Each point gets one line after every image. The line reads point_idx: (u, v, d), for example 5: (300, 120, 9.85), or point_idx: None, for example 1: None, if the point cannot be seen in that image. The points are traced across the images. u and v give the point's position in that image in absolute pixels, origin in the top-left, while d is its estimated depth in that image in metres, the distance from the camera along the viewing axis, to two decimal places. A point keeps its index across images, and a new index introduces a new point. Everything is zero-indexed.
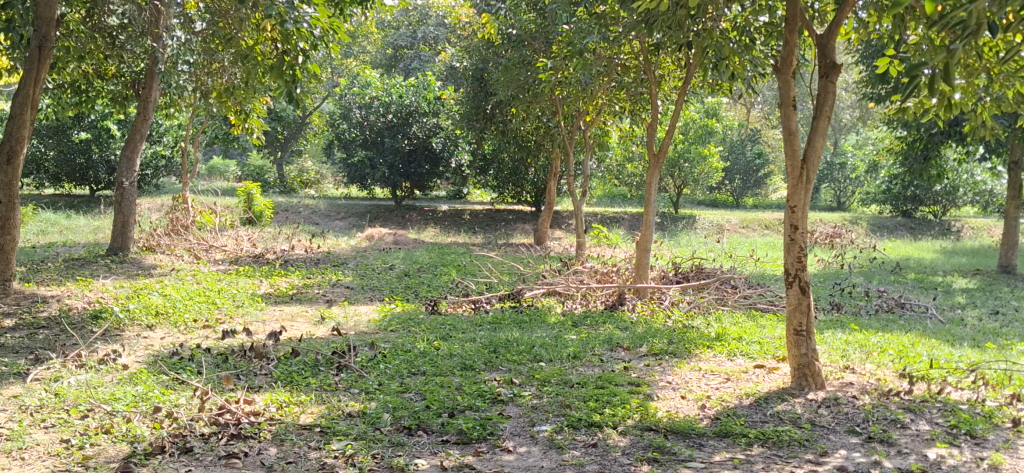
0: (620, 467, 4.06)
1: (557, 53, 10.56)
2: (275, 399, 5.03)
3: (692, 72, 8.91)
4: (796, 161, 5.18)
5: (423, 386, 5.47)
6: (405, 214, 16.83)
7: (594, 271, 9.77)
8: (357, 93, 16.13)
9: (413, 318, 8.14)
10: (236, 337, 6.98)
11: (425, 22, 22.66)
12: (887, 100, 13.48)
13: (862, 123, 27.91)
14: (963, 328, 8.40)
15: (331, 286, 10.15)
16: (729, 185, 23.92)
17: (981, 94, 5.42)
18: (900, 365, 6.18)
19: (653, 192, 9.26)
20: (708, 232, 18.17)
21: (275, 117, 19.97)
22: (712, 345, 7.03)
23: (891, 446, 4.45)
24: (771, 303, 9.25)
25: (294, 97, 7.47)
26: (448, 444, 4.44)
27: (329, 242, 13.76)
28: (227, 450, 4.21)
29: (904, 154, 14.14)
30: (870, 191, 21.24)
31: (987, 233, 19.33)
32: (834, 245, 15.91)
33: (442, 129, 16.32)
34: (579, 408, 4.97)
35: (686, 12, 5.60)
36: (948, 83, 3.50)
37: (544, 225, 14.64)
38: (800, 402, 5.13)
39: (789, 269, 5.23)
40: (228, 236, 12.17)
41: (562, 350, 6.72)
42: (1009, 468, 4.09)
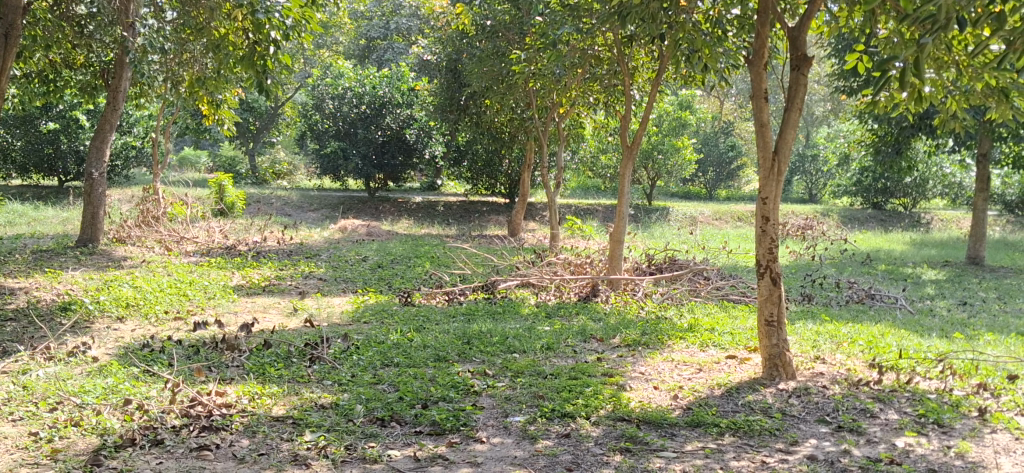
0: (592, 458, 4.08)
1: (530, 45, 10.54)
2: (247, 391, 5.01)
3: (666, 64, 8.94)
4: (768, 152, 5.21)
5: (396, 378, 5.48)
6: (378, 206, 16.80)
7: (568, 262, 9.82)
8: (329, 84, 16.02)
9: (387, 309, 8.17)
10: (208, 328, 6.95)
11: (399, 13, 22.63)
12: (859, 93, 13.66)
13: (835, 115, 28.11)
14: (932, 318, 8.53)
15: (304, 277, 10.13)
16: (703, 178, 24.08)
17: (951, 88, 5.50)
18: (869, 355, 6.27)
19: (626, 184, 9.25)
20: (681, 224, 18.28)
21: (247, 108, 19.84)
22: (685, 335, 7.08)
23: (860, 435, 4.52)
24: (743, 294, 9.34)
25: (266, 88, 7.42)
26: (421, 435, 4.45)
27: (302, 234, 13.72)
28: (198, 443, 4.20)
29: (875, 147, 14.29)
30: (842, 183, 21.45)
31: (956, 225, 19.57)
32: (804, 237, 16.06)
33: (416, 120, 16.31)
34: (552, 399, 4.99)
35: (660, 5, 5.63)
36: (918, 76, 3.52)
37: (518, 217, 14.65)
38: (771, 392, 5.19)
39: (761, 261, 5.27)
40: (200, 228, 12.11)
41: (535, 341, 6.74)
42: (975, 456, 4.17)
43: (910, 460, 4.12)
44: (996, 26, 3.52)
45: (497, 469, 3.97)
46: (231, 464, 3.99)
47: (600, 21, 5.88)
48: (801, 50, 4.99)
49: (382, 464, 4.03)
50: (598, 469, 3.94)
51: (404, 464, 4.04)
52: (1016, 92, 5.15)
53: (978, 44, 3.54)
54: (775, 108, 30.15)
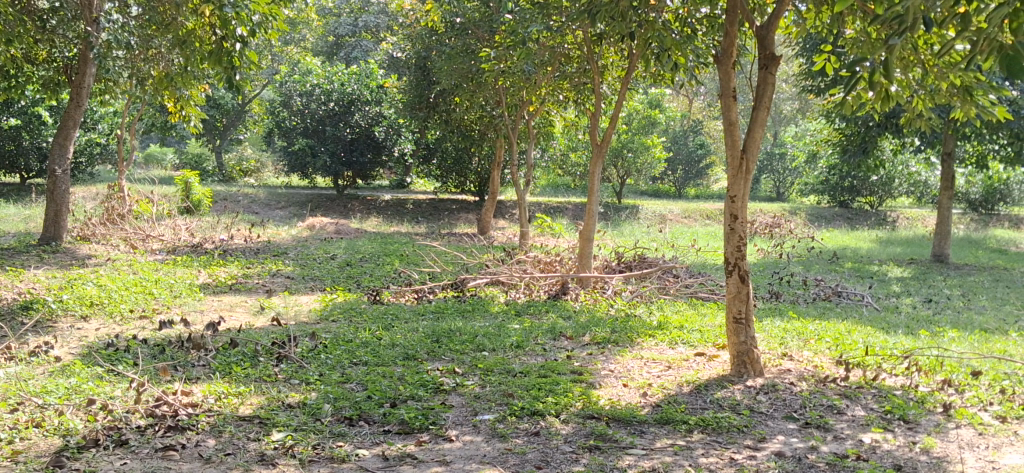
0: (562, 456, 4.04)
1: (499, 43, 10.49)
2: (213, 390, 4.92)
3: (636, 62, 8.93)
4: (736, 151, 5.20)
5: (365, 377, 5.41)
6: (347, 204, 16.68)
7: (538, 261, 9.80)
8: (297, 81, 15.87)
9: (356, 307, 8.09)
10: (174, 327, 6.84)
11: (368, 10, 22.49)
12: (827, 93, 13.75)
13: (802, 114, 28.31)
14: (898, 315, 8.59)
15: (272, 275, 10.02)
16: (672, 176, 24.16)
17: (917, 88, 5.52)
18: (836, 352, 6.29)
19: (596, 182, 9.21)
20: (651, 222, 18.31)
21: (214, 105, 19.62)
22: (654, 333, 7.06)
23: (827, 431, 4.52)
24: (712, 292, 9.37)
25: (234, 84, 7.28)
26: (390, 434, 4.40)
27: (270, 232, 13.59)
28: (163, 443, 4.11)
29: (842, 146, 14.41)
30: (809, 182, 21.60)
31: (921, 223, 19.75)
32: (772, 235, 16.15)
33: (385, 117, 16.21)
34: (522, 397, 4.95)
35: (629, 3, 5.59)
36: (885, 76, 3.49)
37: (487, 215, 14.59)
38: (739, 389, 5.18)
39: (729, 258, 5.26)
40: (166, 226, 11.93)
41: (505, 340, 6.69)
42: (940, 451, 4.18)
43: (876, 456, 4.12)
44: (962, 26, 3.51)
45: (466, 468, 3.92)
46: (196, 464, 3.91)
47: (569, 19, 5.82)
48: (770, 50, 4.96)
49: (350, 464, 3.97)
50: (567, 467, 3.90)
51: (372, 463, 3.98)
52: (981, 91, 5.18)
53: (944, 44, 3.51)
54: (744, 107, 30.34)
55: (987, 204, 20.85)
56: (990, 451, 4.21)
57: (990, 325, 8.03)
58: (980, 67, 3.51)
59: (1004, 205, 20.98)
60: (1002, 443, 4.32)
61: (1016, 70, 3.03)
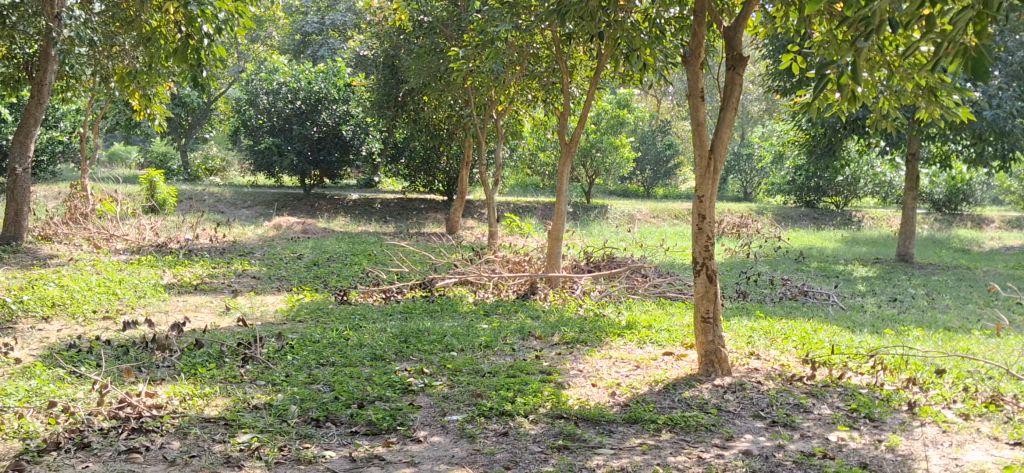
0: (531, 456, 3.98)
1: (467, 43, 10.41)
2: (178, 391, 4.81)
3: (604, 61, 8.90)
4: (704, 151, 5.18)
5: (332, 377, 5.33)
6: (314, 203, 16.53)
7: (506, 260, 9.75)
8: (263, 79, 15.70)
9: (323, 308, 7.99)
10: (138, 328, 6.71)
11: (335, 8, 22.32)
12: (794, 93, 13.82)
13: (768, 114, 28.49)
14: (864, 314, 8.64)
15: (237, 275, 9.89)
16: (640, 176, 24.22)
17: (882, 88, 5.52)
18: (803, 351, 6.29)
19: (564, 181, 9.17)
20: (619, 222, 18.31)
21: (179, 103, 19.38)
22: (622, 333, 7.03)
23: (794, 430, 4.50)
24: (680, 292, 9.37)
25: (200, 82, 7.17)
26: (357, 435, 4.32)
27: (235, 231, 13.43)
28: (127, 445, 4.00)
29: (808, 147, 14.49)
30: (775, 181, 21.73)
31: (886, 223, 19.91)
32: (739, 235, 16.22)
33: (352, 116, 16.10)
34: (490, 397, 4.89)
35: (598, 3, 5.55)
36: (852, 78, 3.45)
37: (456, 215, 14.52)
38: (707, 388, 5.15)
39: (697, 258, 5.22)
40: (130, 225, 11.75)
41: (474, 340, 6.63)
42: (906, 449, 4.17)
43: (844, 454, 4.10)
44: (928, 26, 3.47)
45: (433, 469, 3.85)
46: (160, 467, 3.81)
47: (538, 19, 5.76)
48: (737, 51, 4.94)
49: (316, 465, 3.89)
50: (536, 467, 3.84)
51: (339, 464, 3.91)
52: (946, 92, 5.18)
53: (911, 46, 3.48)
54: (712, 107, 30.50)
55: (950, 204, 21.09)
56: (955, 448, 4.21)
57: (954, 323, 8.09)
58: (945, 69, 3.48)
59: (966, 206, 21.25)
60: (965, 440, 4.32)
61: (981, 73, 3.00)
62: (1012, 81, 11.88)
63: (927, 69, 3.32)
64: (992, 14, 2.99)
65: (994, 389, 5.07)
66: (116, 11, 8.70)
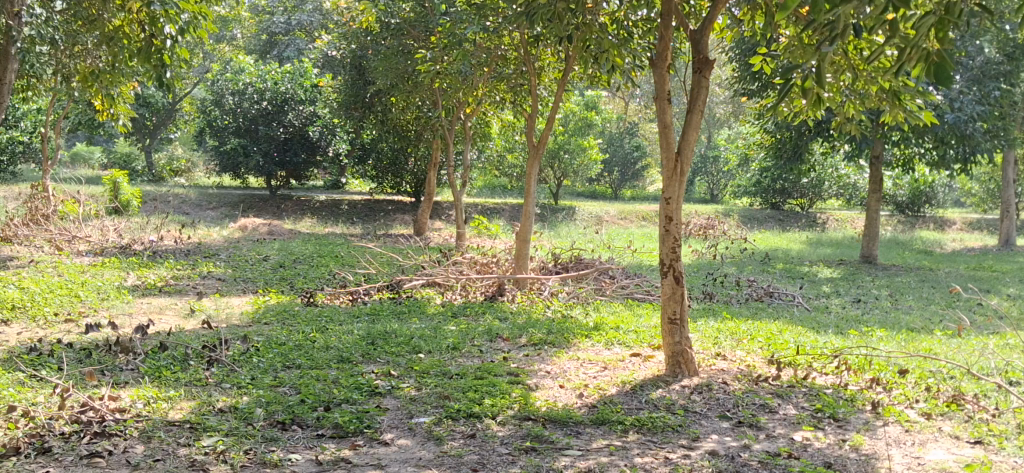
0: (498, 459, 3.97)
1: (435, 44, 10.37)
2: (142, 394, 4.74)
3: (572, 64, 8.89)
4: (671, 153, 5.20)
5: (298, 380, 5.29)
6: (280, 204, 16.43)
7: (474, 262, 9.75)
8: (229, 79, 15.54)
9: (289, 310, 7.92)
10: (100, 331, 6.62)
11: (302, 9, 22.16)
12: (760, 96, 13.92)
13: (735, 117, 28.69)
14: (828, 315, 8.72)
15: (202, 277, 9.78)
16: (608, 177, 24.30)
17: (846, 92, 5.56)
18: (768, 351, 6.35)
19: (533, 183, 9.16)
20: (587, 223, 18.36)
21: (144, 103, 19.17)
22: (590, 334, 7.04)
23: (759, 430, 4.52)
24: (647, 293, 9.41)
25: (164, 84, 7.05)
26: (323, 438, 4.29)
27: (200, 233, 13.30)
28: (89, 450, 3.93)
29: (774, 150, 14.61)
30: (741, 184, 21.90)
31: (851, 225, 20.13)
32: (706, 237, 16.33)
33: (319, 117, 15.97)
34: (458, 399, 4.87)
35: (566, 5, 5.55)
36: (818, 82, 3.47)
37: (423, 216, 14.48)
38: (674, 389, 5.16)
39: (664, 259, 5.24)
40: (93, 227, 11.61)
41: (441, 341, 6.62)
42: (869, 449, 4.21)
43: (809, 454, 4.13)
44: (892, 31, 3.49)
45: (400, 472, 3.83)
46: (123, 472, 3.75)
47: (506, 21, 5.76)
48: (703, 54, 4.95)
49: (282, 469, 3.85)
50: (504, 469, 3.84)
51: (306, 468, 3.87)
52: (909, 94, 5.23)
53: (875, 50, 3.50)
54: (678, 109, 30.69)
55: (913, 206, 21.37)
56: (916, 447, 4.26)
57: (916, 324, 8.18)
58: (909, 72, 3.50)
59: (929, 208, 21.54)
60: (927, 439, 4.37)
61: (943, 78, 3.02)
62: (973, 85, 12.24)
63: (891, 73, 3.35)
64: (954, 21, 3.03)
65: (955, 388, 5.12)
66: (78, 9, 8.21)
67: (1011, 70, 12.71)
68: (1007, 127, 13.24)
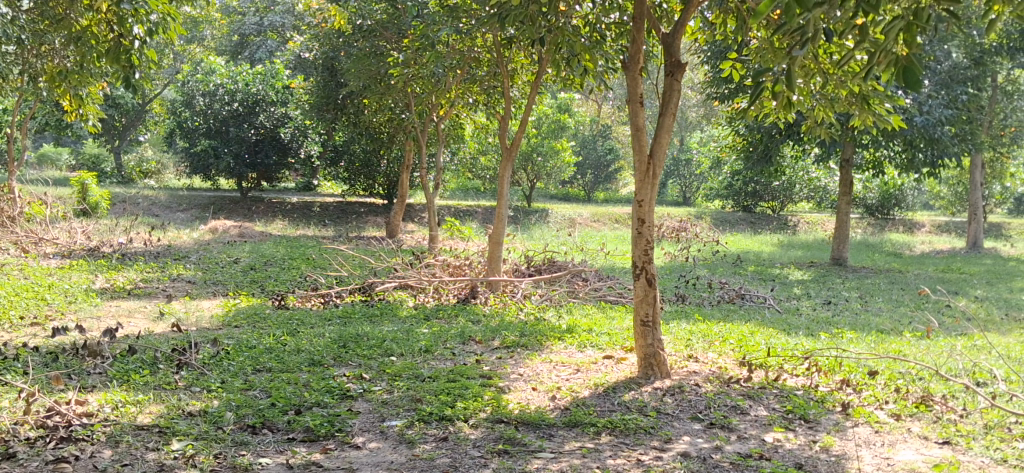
0: (471, 461, 3.95)
1: (408, 46, 10.32)
2: (110, 398, 4.67)
3: (545, 66, 8.89)
4: (643, 156, 5.21)
5: (268, 383, 5.24)
6: (252, 206, 16.31)
7: (447, 264, 9.72)
8: (199, 80, 15.39)
9: (259, 313, 7.84)
10: (67, 334, 6.52)
11: (273, 9, 22.03)
12: (732, 99, 13.99)
13: (707, 120, 28.82)
14: (799, 317, 8.77)
15: (172, 280, 9.69)
16: (581, 180, 24.34)
17: (817, 96, 5.60)
18: (740, 353, 6.36)
19: (505, 185, 9.13)
20: (560, 225, 18.38)
21: (113, 104, 18.96)
22: (563, 336, 7.04)
23: (731, 431, 4.53)
24: (620, 295, 9.44)
25: (132, 84, 6.91)
26: (294, 442, 4.24)
27: (170, 235, 13.17)
28: (55, 455, 3.86)
29: (745, 152, 14.69)
30: (713, 187, 21.99)
31: (821, 227, 20.28)
32: (679, 239, 16.39)
33: (291, 119, 15.87)
34: (430, 402, 4.84)
35: (538, 8, 5.54)
36: (789, 86, 3.47)
37: (396, 218, 14.43)
38: (646, 391, 5.16)
39: (637, 262, 5.25)
40: (60, 229, 11.46)
41: (414, 344, 6.58)
42: (839, 449, 4.23)
43: (780, 455, 4.14)
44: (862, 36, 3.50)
45: None
46: None
47: (479, 23, 5.73)
48: (675, 57, 4.97)
49: None
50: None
51: None
52: (879, 99, 5.27)
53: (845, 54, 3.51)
54: (650, 112, 30.81)
55: (883, 209, 21.58)
56: (887, 448, 4.28)
57: (886, 326, 8.24)
58: (878, 77, 3.52)
59: (898, 210, 21.75)
60: (897, 440, 4.40)
61: (913, 82, 3.04)
62: (942, 89, 12.40)
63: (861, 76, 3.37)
64: (922, 25, 3.05)
65: (924, 390, 5.16)
66: (45, 9, 7.76)
67: (978, 75, 12.91)
68: (974, 131, 13.39)
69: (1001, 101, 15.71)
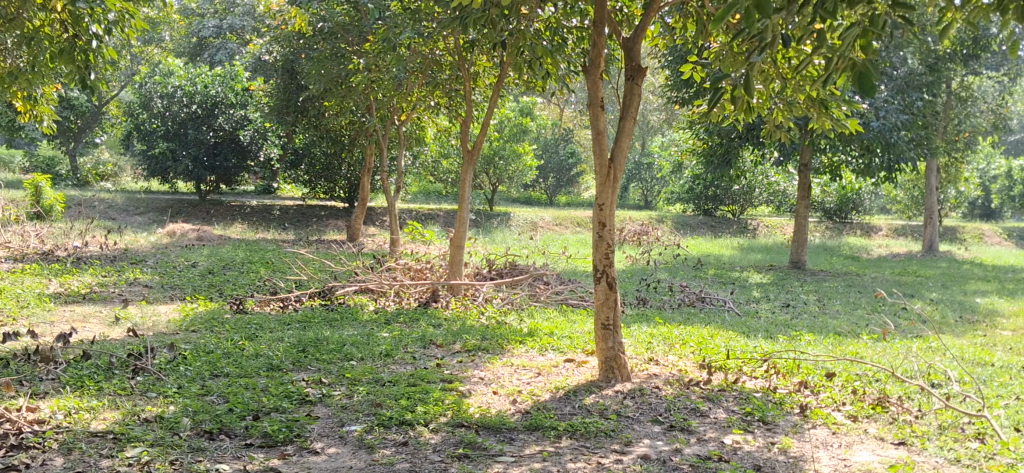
0: (430, 466, 3.93)
1: (369, 50, 10.26)
2: (63, 405, 4.59)
3: (506, 70, 8.88)
4: (604, 159, 5.22)
5: (225, 389, 5.17)
6: (211, 209, 16.14)
7: (408, 268, 9.68)
8: (157, 82, 15.10)
9: (217, 318, 7.75)
10: (19, 340, 6.40)
11: (232, 11, 21.82)
12: (691, 104, 14.10)
13: (669, 124, 28.97)
14: (758, 320, 8.85)
15: (129, 284, 9.54)
16: (543, 183, 24.38)
17: (776, 100, 5.63)
18: (699, 356, 6.40)
19: (466, 189, 9.10)
20: (522, 229, 18.37)
21: (68, 106, 18.67)
22: (524, 340, 7.04)
23: (690, 433, 4.56)
24: (581, 299, 9.46)
25: (88, 85, 6.83)
26: (252, 448, 4.20)
27: (127, 238, 13.00)
28: (5, 463, 3.78)
29: (706, 156, 14.80)
30: (674, 190, 22.12)
31: (781, 231, 20.47)
32: (640, 243, 16.48)
33: (250, 121, 15.78)
34: (390, 406, 4.81)
35: (500, 11, 5.51)
36: (749, 92, 3.50)
37: (357, 222, 14.35)
38: (607, 394, 5.17)
39: (598, 266, 5.27)
40: (13, 233, 11.25)
41: (374, 348, 6.54)
42: (796, 451, 4.27)
43: (738, 457, 4.17)
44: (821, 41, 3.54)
45: None
46: None
47: (441, 27, 5.70)
48: (636, 62, 4.98)
49: None
50: None
51: None
52: (836, 103, 5.32)
53: (804, 60, 3.54)
54: (612, 116, 30.95)
55: (841, 213, 21.83)
56: (843, 449, 4.33)
57: (843, 328, 8.34)
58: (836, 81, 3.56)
59: (856, 214, 22.04)
60: (854, 441, 4.44)
61: (868, 87, 3.07)
62: (897, 95, 12.56)
63: (819, 82, 3.41)
64: (878, 31, 3.09)
65: (880, 391, 5.23)
66: None
67: (933, 81, 13.12)
68: (929, 136, 13.60)
69: (956, 106, 15.97)
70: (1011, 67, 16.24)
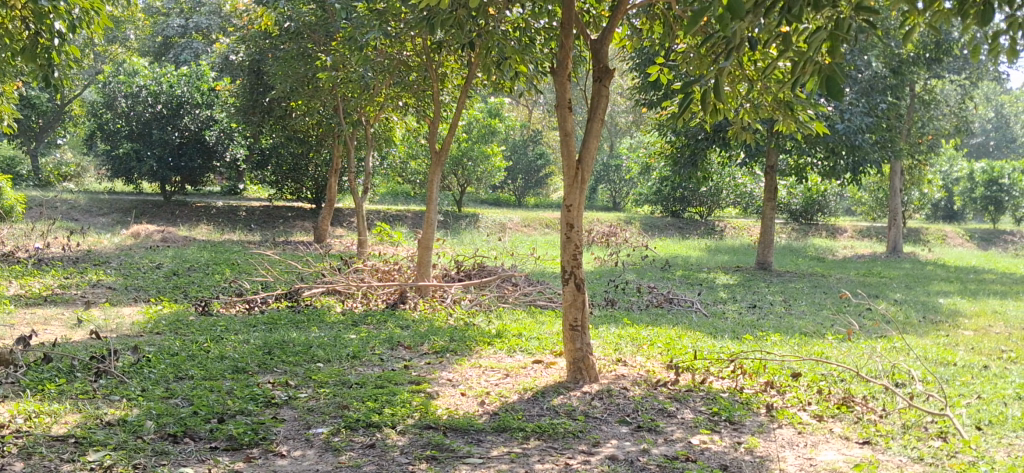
0: (397, 467, 3.91)
1: (336, 49, 10.19)
2: (23, 409, 4.50)
3: (474, 70, 8.84)
4: (572, 161, 5.21)
5: (190, 392, 5.11)
6: (175, 210, 15.98)
7: (376, 270, 9.63)
8: (122, 81, 14.92)
9: (182, 320, 7.65)
10: None
11: (197, 10, 21.59)
12: (658, 105, 14.14)
13: (637, 126, 29.07)
14: (724, 320, 8.89)
15: (92, 286, 9.40)
16: (512, 185, 24.37)
17: (743, 101, 5.63)
18: (667, 357, 6.41)
19: (434, 190, 9.06)
20: (490, 231, 18.34)
21: (28, 105, 18.37)
22: (492, 341, 7.02)
23: (658, 434, 4.56)
24: (549, 299, 9.47)
25: (52, 83, 6.76)
26: (217, 451, 4.14)
27: (90, 239, 12.82)
28: None
29: (673, 158, 14.86)
30: (642, 192, 22.19)
31: (747, 232, 20.60)
32: (609, 244, 16.52)
33: (216, 121, 15.62)
34: (357, 408, 4.77)
35: (467, 12, 5.47)
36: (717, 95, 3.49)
37: (324, 223, 14.24)
38: (575, 395, 5.16)
39: (565, 266, 5.25)
40: None
41: (341, 350, 6.49)
42: (763, 451, 4.28)
43: (706, 457, 4.17)
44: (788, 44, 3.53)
45: None
46: None
47: (408, 26, 5.67)
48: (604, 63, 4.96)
49: None
50: None
51: None
52: (801, 105, 5.33)
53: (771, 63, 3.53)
54: (580, 118, 30.99)
55: (806, 214, 21.99)
56: (810, 449, 4.35)
57: (808, 329, 8.40)
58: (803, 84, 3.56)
59: (821, 216, 22.23)
60: (819, 441, 4.47)
61: (835, 91, 3.08)
62: (862, 97, 12.65)
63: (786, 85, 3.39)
64: (843, 34, 3.08)
65: (845, 390, 5.27)
66: None
67: (897, 84, 13.26)
68: (893, 139, 13.75)
69: (918, 109, 16.16)
70: (972, 72, 16.46)
